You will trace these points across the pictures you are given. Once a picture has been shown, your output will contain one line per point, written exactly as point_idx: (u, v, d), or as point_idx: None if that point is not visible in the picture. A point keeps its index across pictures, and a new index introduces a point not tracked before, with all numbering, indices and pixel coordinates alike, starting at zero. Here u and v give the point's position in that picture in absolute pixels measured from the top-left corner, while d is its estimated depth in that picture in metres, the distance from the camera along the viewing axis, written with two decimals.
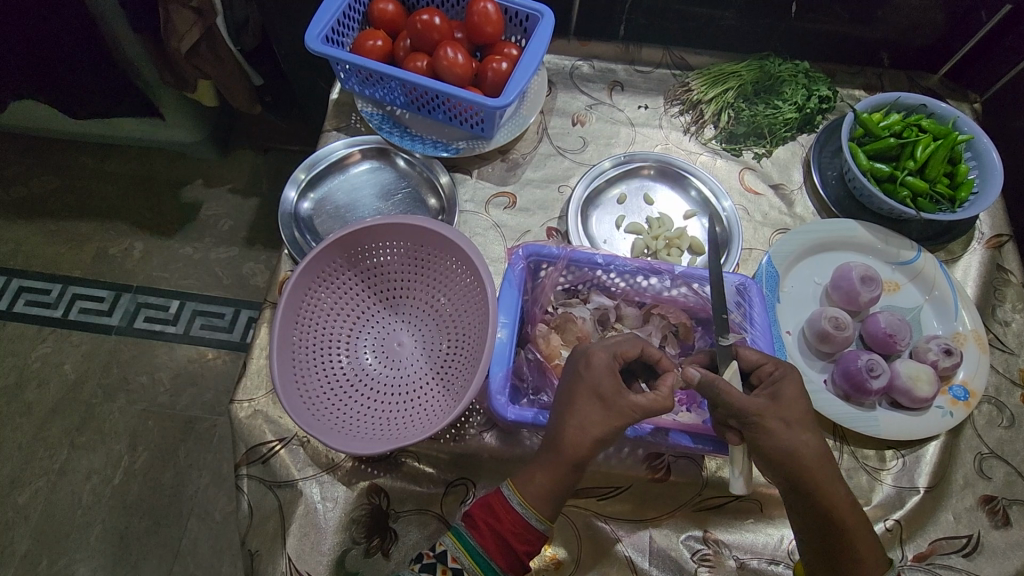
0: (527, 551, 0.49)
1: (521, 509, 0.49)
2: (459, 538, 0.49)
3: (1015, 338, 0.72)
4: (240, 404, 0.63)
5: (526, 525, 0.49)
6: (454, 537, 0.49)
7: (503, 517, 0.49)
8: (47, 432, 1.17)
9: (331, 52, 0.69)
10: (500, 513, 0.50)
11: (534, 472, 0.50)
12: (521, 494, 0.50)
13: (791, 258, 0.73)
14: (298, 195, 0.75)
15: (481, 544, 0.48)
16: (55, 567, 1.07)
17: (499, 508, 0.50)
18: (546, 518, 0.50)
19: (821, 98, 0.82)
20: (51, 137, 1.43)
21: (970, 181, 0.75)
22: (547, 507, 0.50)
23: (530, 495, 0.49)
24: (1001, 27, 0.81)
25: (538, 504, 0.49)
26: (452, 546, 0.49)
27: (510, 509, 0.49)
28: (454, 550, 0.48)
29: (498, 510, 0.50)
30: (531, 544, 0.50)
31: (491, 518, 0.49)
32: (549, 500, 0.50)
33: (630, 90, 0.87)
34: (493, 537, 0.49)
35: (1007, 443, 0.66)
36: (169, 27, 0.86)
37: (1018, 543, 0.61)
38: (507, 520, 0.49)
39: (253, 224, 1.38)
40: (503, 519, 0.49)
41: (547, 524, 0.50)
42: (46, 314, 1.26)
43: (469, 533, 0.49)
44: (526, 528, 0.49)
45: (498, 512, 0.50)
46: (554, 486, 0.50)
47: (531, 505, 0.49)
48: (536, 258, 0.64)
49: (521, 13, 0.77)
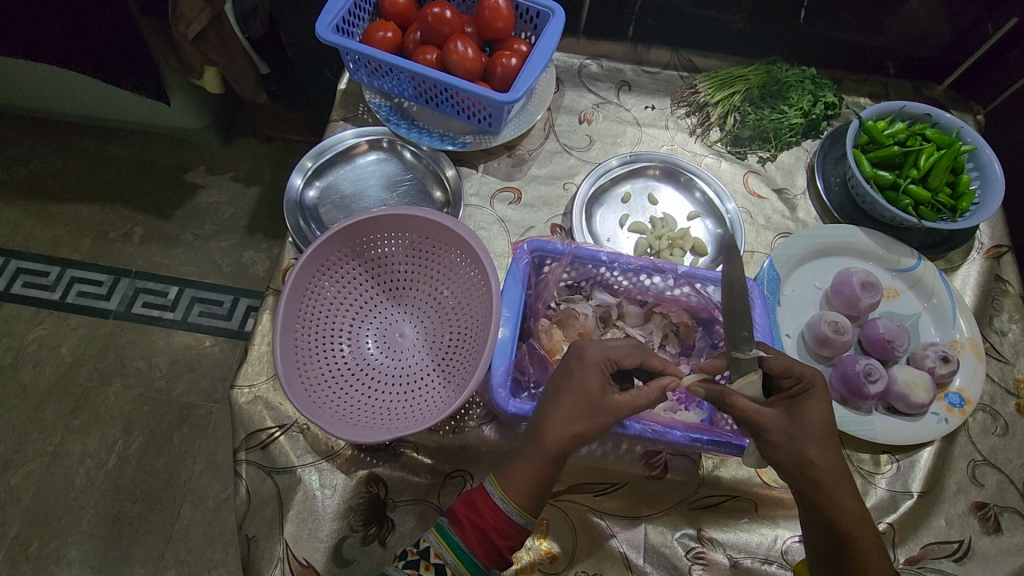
0: (509, 545, 0.49)
1: (503, 505, 0.49)
2: (444, 535, 0.49)
3: (1011, 347, 0.73)
4: (241, 390, 0.63)
5: (507, 520, 0.49)
6: (438, 534, 0.49)
7: (485, 513, 0.49)
8: (41, 413, 1.16)
9: (342, 41, 0.69)
10: (482, 509, 0.49)
11: (517, 469, 0.50)
12: (501, 490, 0.49)
13: (793, 262, 0.74)
14: (304, 182, 0.75)
15: (465, 540, 0.48)
16: (45, 550, 1.07)
17: (481, 504, 0.49)
18: (526, 512, 0.49)
19: (826, 104, 0.82)
20: (52, 119, 1.42)
21: (971, 192, 0.76)
22: (528, 502, 0.49)
23: (512, 493, 0.49)
24: (1006, 41, 0.81)
25: (519, 500, 0.49)
26: (436, 542, 0.48)
27: (491, 504, 0.49)
28: (438, 546, 0.48)
29: (480, 506, 0.49)
30: (513, 538, 0.49)
31: (473, 514, 0.49)
32: (532, 497, 0.50)
33: (638, 90, 0.88)
34: (477, 533, 0.48)
35: (1000, 451, 0.67)
36: (177, 12, 0.86)
37: (1009, 549, 0.62)
38: (490, 516, 0.49)
39: (254, 212, 1.38)
40: (486, 514, 0.49)
41: (528, 518, 0.49)
42: (44, 296, 1.25)
43: (453, 530, 0.48)
44: (508, 522, 0.49)
45: (480, 508, 0.49)
46: (536, 484, 0.50)
47: (510, 498, 0.49)
48: (541, 254, 0.65)
49: (532, 10, 0.77)
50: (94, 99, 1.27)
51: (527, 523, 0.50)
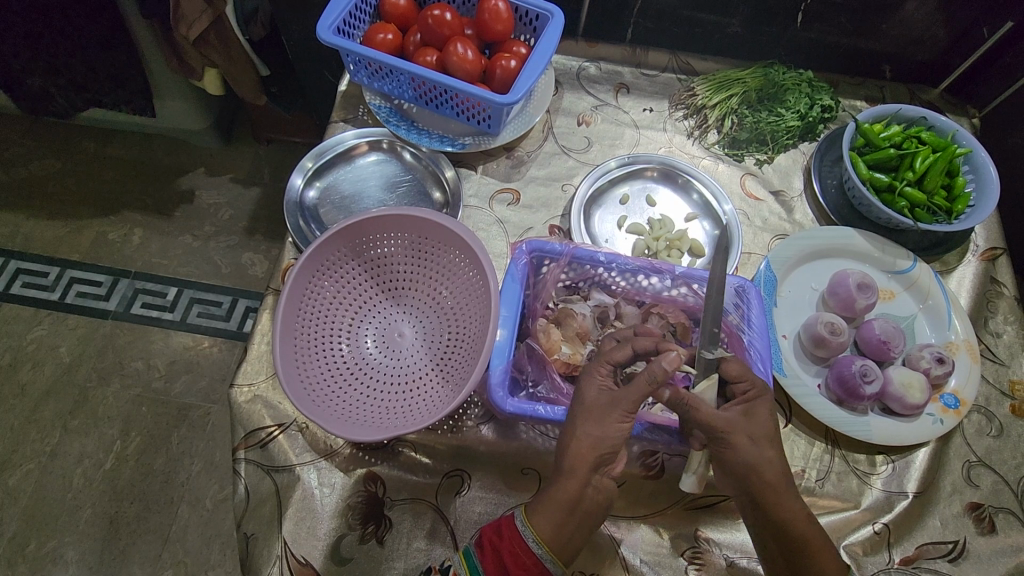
0: None
1: (525, 533, 0.48)
2: (467, 558, 0.49)
3: (1006, 349, 0.74)
4: (240, 389, 0.63)
5: (525, 549, 0.48)
6: (462, 555, 0.49)
7: (506, 540, 0.49)
8: (39, 414, 1.16)
9: (342, 43, 0.69)
10: (504, 535, 0.49)
11: (546, 496, 0.50)
12: (527, 517, 0.49)
13: (790, 263, 0.74)
14: (304, 182, 0.76)
15: (482, 563, 0.48)
16: (43, 550, 1.07)
17: (504, 529, 0.49)
18: (545, 542, 0.48)
19: (823, 107, 0.83)
20: (53, 120, 1.42)
21: (967, 195, 0.76)
22: (551, 532, 0.49)
23: (537, 521, 0.49)
24: (1002, 45, 0.82)
25: (542, 528, 0.49)
26: (457, 562, 0.50)
27: (513, 530, 0.49)
28: (458, 565, 0.49)
29: (503, 533, 0.49)
30: (529, 571, 0.48)
31: (496, 537, 0.49)
32: (556, 527, 0.49)
33: (637, 93, 0.88)
34: (495, 561, 0.48)
35: (995, 452, 0.67)
36: (178, 14, 0.86)
37: (1003, 550, 0.62)
38: (510, 543, 0.49)
39: (254, 213, 1.38)
40: (507, 542, 0.49)
41: (546, 551, 0.48)
42: (43, 296, 1.25)
43: (476, 553, 0.49)
44: (525, 552, 0.48)
45: (503, 533, 0.49)
46: (560, 510, 0.49)
47: (533, 526, 0.49)
48: (539, 254, 0.65)
49: (531, 13, 0.78)
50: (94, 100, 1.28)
51: (546, 558, 0.48)
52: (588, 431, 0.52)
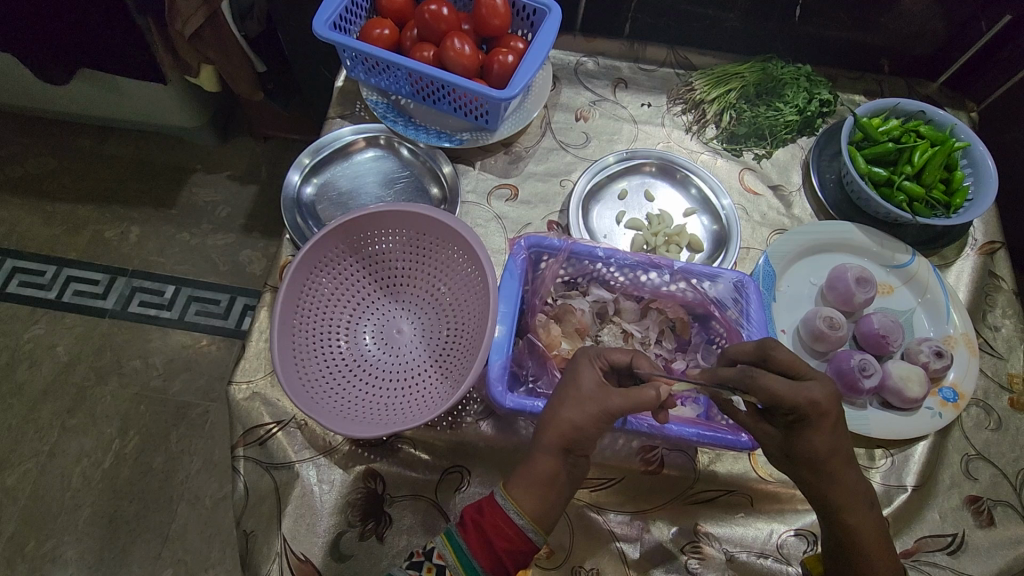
0: (510, 551, 0.48)
1: (507, 508, 0.49)
2: (449, 538, 0.48)
3: (1004, 342, 0.74)
4: (238, 386, 0.63)
5: (510, 524, 0.49)
6: (444, 536, 0.49)
7: (489, 517, 0.49)
8: (37, 413, 1.16)
9: (339, 38, 0.69)
10: (487, 513, 0.49)
11: (522, 473, 0.50)
12: (507, 492, 0.50)
13: (789, 258, 0.74)
14: (301, 178, 0.75)
15: (467, 543, 0.48)
16: (41, 549, 1.06)
17: (485, 507, 0.50)
18: (530, 516, 0.49)
19: (821, 101, 0.83)
20: (48, 118, 1.41)
21: (965, 188, 0.76)
22: (533, 506, 0.49)
23: (518, 495, 0.49)
24: (999, 38, 0.82)
25: (523, 502, 0.49)
26: (441, 544, 0.48)
27: (495, 506, 0.49)
28: (442, 547, 0.48)
29: (484, 510, 0.49)
30: (516, 544, 0.48)
31: (476, 514, 0.49)
32: (538, 501, 0.49)
33: (634, 88, 0.88)
34: (479, 538, 0.48)
35: (994, 446, 0.67)
36: (173, 10, 0.86)
37: (1001, 542, 0.62)
38: (492, 519, 0.49)
39: (252, 210, 1.38)
40: (489, 517, 0.49)
41: (529, 522, 0.49)
42: (39, 295, 1.25)
43: (458, 533, 0.48)
44: (510, 527, 0.49)
45: (484, 511, 0.49)
46: (540, 486, 0.50)
47: (515, 501, 0.49)
48: (537, 249, 0.65)
49: (528, 7, 0.77)
50: (89, 97, 1.27)
51: (531, 530, 0.49)
52: (571, 414, 0.51)
